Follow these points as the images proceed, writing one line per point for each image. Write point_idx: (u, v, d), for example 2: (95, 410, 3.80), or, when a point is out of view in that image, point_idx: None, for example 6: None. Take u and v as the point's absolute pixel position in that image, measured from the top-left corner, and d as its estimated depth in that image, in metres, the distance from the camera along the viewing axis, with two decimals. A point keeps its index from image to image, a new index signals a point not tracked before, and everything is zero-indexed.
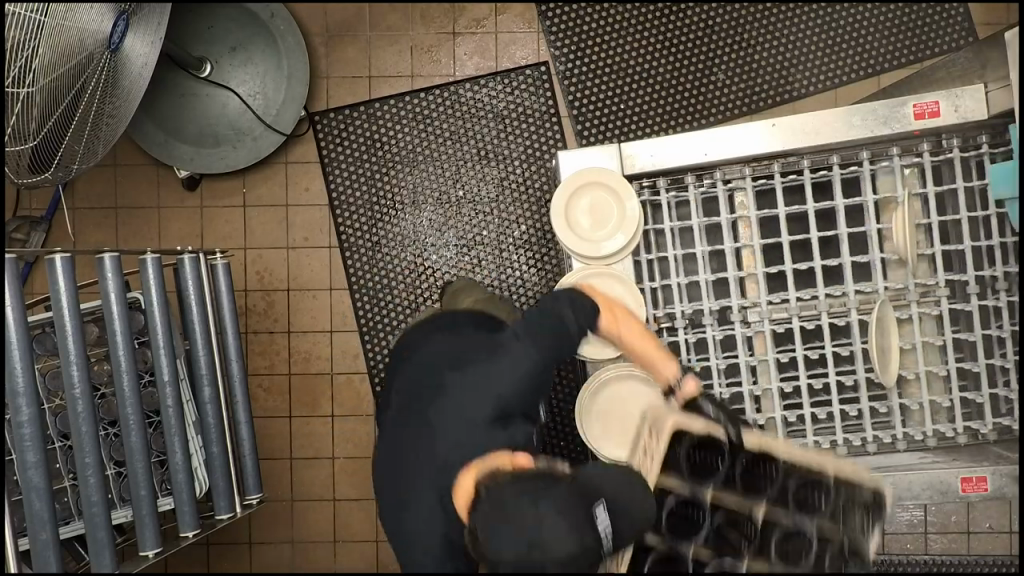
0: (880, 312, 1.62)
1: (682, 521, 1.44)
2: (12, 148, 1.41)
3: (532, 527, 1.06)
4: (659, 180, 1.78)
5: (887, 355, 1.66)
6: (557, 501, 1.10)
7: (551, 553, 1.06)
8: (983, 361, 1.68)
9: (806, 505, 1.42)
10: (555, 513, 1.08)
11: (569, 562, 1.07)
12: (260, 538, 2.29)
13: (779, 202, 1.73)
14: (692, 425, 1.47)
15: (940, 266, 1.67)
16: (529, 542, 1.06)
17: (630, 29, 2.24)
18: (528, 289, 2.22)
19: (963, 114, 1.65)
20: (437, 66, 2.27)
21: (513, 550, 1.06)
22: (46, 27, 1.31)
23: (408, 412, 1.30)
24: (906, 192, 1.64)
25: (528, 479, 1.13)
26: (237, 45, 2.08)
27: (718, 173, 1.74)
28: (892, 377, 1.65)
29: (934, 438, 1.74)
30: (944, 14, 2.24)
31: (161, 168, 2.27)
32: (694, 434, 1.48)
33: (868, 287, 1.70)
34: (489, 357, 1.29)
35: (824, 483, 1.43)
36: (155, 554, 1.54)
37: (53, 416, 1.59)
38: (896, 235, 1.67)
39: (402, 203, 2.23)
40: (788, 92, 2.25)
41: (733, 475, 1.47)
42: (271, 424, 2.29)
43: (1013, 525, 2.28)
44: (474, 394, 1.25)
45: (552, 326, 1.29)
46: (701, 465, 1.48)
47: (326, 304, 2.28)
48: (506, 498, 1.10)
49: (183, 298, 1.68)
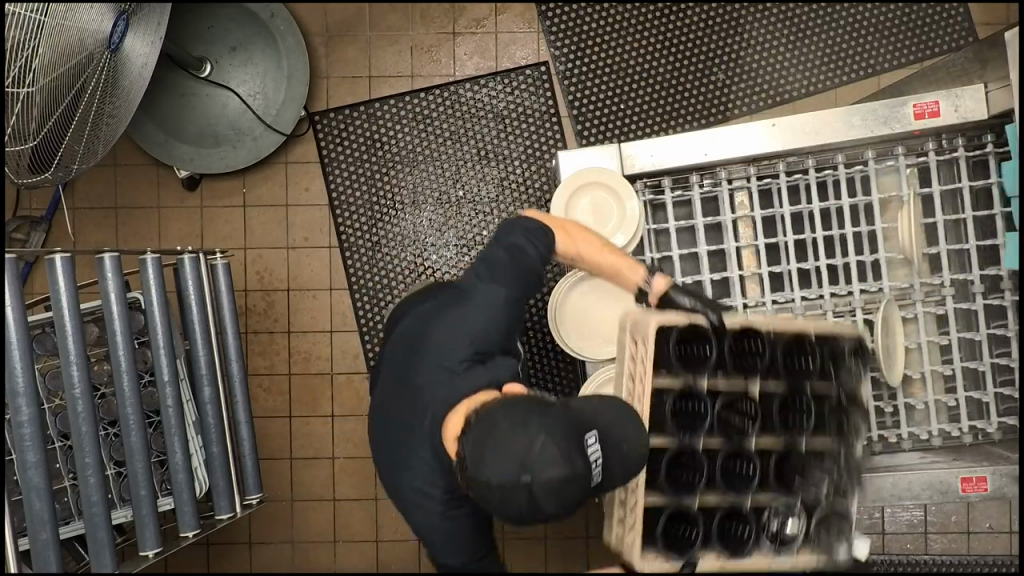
0: (884, 312, 1.63)
1: (687, 419, 1.44)
2: (12, 147, 1.41)
3: (520, 452, 1.11)
4: (665, 180, 1.78)
5: (893, 355, 1.66)
6: (546, 424, 1.13)
7: (540, 476, 1.10)
8: (988, 360, 1.68)
9: (797, 371, 1.48)
10: (543, 437, 1.11)
11: (558, 489, 1.11)
12: (260, 539, 2.29)
13: (784, 202, 1.72)
14: (672, 318, 1.39)
15: (945, 267, 1.68)
16: (517, 467, 1.10)
17: (630, 29, 2.24)
18: None
19: (963, 114, 1.65)
20: (437, 66, 2.27)
21: (502, 476, 1.11)
22: (46, 27, 1.31)
23: (393, 369, 1.35)
24: (911, 191, 1.64)
25: (515, 404, 1.17)
26: (237, 45, 2.08)
27: (722, 173, 1.75)
28: (897, 377, 1.65)
29: (940, 437, 1.73)
30: (944, 14, 2.24)
31: (161, 167, 2.27)
32: (677, 325, 1.40)
33: (874, 284, 1.73)
34: (460, 304, 1.33)
35: (810, 344, 1.48)
36: (155, 553, 1.54)
37: (53, 416, 1.59)
38: (901, 234, 1.67)
39: (402, 203, 2.23)
40: (789, 92, 2.25)
41: (725, 359, 1.43)
42: (271, 424, 2.28)
43: (1013, 524, 2.28)
44: (450, 336, 1.31)
45: (511, 261, 1.37)
46: (690, 358, 1.42)
47: (326, 304, 2.28)
48: (495, 426, 1.14)
49: (182, 299, 1.68)
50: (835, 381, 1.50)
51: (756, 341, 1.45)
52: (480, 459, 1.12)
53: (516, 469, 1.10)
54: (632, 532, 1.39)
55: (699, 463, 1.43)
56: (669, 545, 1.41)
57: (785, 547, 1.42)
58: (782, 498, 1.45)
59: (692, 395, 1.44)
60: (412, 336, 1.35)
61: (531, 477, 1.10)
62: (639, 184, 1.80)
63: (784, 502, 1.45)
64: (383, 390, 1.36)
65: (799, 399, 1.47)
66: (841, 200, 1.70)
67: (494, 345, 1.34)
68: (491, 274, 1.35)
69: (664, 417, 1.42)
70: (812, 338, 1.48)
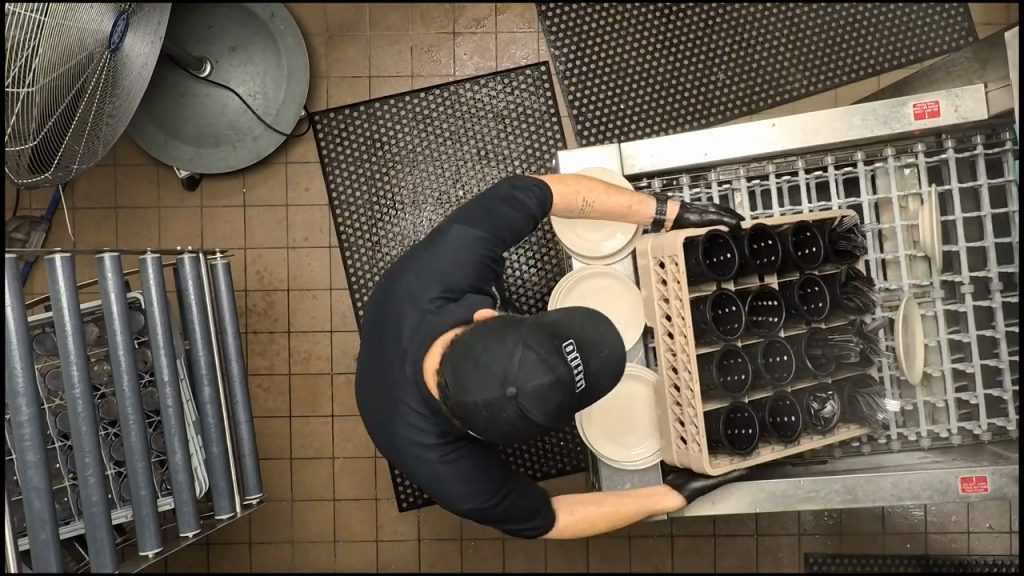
0: (904, 311, 1.58)
1: (724, 321, 1.55)
2: (11, 147, 1.41)
3: (500, 364, 1.13)
4: (685, 176, 1.79)
5: (911, 352, 1.62)
6: (522, 336, 1.15)
7: (526, 388, 1.12)
8: (997, 360, 1.67)
9: (810, 258, 1.58)
10: (520, 347, 1.13)
11: (544, 393, 1.13)
12: (260, 539, 2.29)
13: (776, 202, 1.76)
14: (694, 231, 1.50)
15: (966, 264, 1.67)
16: (499, 381, 1.12)
17: (630, 28, 2.24)
18: (528, 289, 2.20)
19: (963, 114, 1.64)
20: (437, 66, 2.27)
21: (487, 393, 1.12)
22: (46, 27, 1.31)
23: (375, 322, 1.36)
24: (932, 189, 1.62)
25: (481, 327, 1.19)
26: (237, 45, 2.09)
27: (743, 169, 1.76)
28: (917, 373, 1.62)
29: (958, 435, 1.73)
30: (944, 14, 2.25)
31: (161, 167, 2.27)
32: (701, 239, 1.49)
33: (889, 284, 1.71)
34: (430, 247, 1.32)
35: (811, 230, 1.59)
36: (155, 553, 1.53)
37: (53, 416, 1.59)
38: (922, 230, 1.65)
39: (402, 203, 2.22)
40: (789, 92, 2.25)
41: (748, 259, 1.52)
42: (270, 424, 2.28)
43: (1013, 524, 2.28)
44: (422, 278, 1.29)
45: (484, 206, 1.34)
46: (716, 265, 1.54)
47: (326, 304, 2.28)
48: (469, 346, 1.16)
49: (182, 299, 1.67)
50: (841, 261, 1.62)
51: (769, 237, 1.56)
52: (458, 379, 1.14)
53: (500, 382, 1.12)
54: (698, 436, 1.49)
55: (743, 364, 1.53)
56: (734, 445, 1.55)
57: (829, 427, 1.61)
58: (818, 381, 1.63)
59: (724, 299, 1.55)
60: (387, 290, 1.35)
61: (517, 388, 1.12)
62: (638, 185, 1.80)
63: (820, 386, 1.65)
64: (369, 344, 1.38)
65: (812, 284, 1.60)
66: (836, 199, 1.72)
67: (467, 283, 1.31)
68: (464, 218, 1.32)
69: (708, 322, 1.51)
70: (812, 224, 1.59)
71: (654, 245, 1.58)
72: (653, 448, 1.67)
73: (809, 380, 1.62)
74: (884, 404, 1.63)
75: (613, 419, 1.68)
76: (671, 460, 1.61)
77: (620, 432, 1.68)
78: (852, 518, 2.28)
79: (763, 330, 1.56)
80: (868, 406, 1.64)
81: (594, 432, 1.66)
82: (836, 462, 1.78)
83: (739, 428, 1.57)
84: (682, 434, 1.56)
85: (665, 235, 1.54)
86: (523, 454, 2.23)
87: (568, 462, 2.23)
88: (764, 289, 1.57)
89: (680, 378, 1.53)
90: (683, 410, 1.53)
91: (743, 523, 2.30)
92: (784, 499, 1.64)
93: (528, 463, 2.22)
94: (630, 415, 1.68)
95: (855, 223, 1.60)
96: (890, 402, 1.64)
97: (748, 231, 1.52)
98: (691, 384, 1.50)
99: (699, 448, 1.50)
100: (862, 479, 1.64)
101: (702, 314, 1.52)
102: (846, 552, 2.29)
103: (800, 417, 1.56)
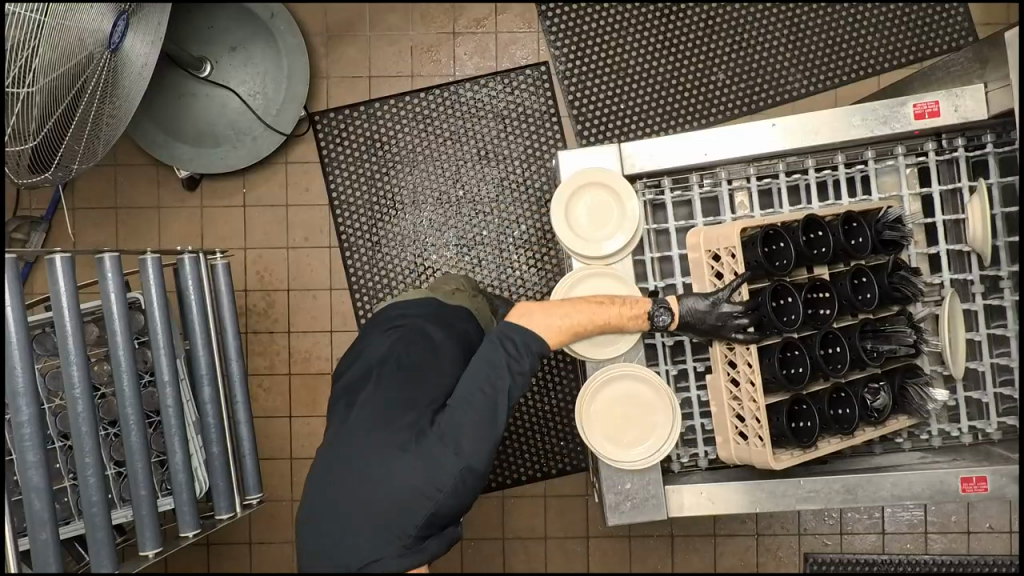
0: (949, 308, 1.60)
1: (783, 312, 1.57)
2: (11, 147, 1.42)
3: None
4: (721, 171, 1.76)
5: (955, 348, 1.61)
6: None
7: None
8: (1016, 356, 1.68)
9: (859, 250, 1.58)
10: None
11: None
12: (260, 539, 2.29)
13: (814, 197, 1.73)
14: (749, 222, 1.54)
15: (1004, 258, 1.67)
16: None
17: (630, 29, 2.24)
18: (527, 289, 2.22)
19: (963, 114, 1.64)
20: (437, 66, 2.27)
21: None
22: (46, 27, 1.31)
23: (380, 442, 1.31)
24: (980, 181, 1.61)
25: None
26: (237, 45, 2.09)
27: (782, 165, 1.75)
28: (961, 368, 1.61)
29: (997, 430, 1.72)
30: (944, 14, 2.25)
31: (161, 168, 2.27)
32: (762, 227, 1.54)
33: (931, 280, 1.67)
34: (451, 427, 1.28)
35: (858, 219, 1.60)
36: (154, 554, 1.54)
37: (52, 416, 1.58)
38: (970, 222, 1.63)
39: (402, 203, 2.23)
40: (789, 92, 2.25)
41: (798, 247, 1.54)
42: (270, 424, 2.28)
43: (1013, 525, 2.28)
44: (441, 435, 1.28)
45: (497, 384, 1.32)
46: (773, 254, 1.57)
47: (326, 304, 2.28)
48: None
49: (182, 298, 1.67)
50: (887, 251, 1.63)
51: (822, 228, 1.58)
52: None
53: None
54: (759, 431, 1.53)
55: (802, 356, 1.57)
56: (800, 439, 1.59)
57: (880, 418, 1.64)
58: (868, 372, 1.66)
59: (781, 290, 1.58)
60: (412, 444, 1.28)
61: None
62: (666, 181, 1.78)
63: (871, 376, 1.66)
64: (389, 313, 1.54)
65: (861, 275, 1.61)
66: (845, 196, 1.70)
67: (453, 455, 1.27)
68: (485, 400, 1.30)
69: (767, 312, 1.51)
70: (858, 214, 1.61)
71: (706, 237, 1.62)
72: (653, 447, 1.65)
73: (860, 371, 1.65)
74: (933, 392, 1.62)
75: (611, 416, 1.67)
76: (729, 456, 1.66)
77: (619, 429, 1.67)
78: (853, 518, 2.28)
79: (818, 322, 1.58)
80: (917, 396, 1.65)
81: (593, 429, 1.65)
82: (835, 462, 1.78)
83: (801, 421, 1.62)
84: (740, 430, 1.61)
85: (720, 227, 1.57)
86: (524, 456, 2.24)
87: (568, 463, 2.23)
88: (815, 281, 1.59)
89: (739, 372, 1.59)
90: (743, 405, 1.58)
91: (743, 524, 2.30)
92: (783, 499, 1.64)
93: (528, 464, 2.24)
94: (629, 411, 1.66)
95: (900, 214, 1.62)
96: (939, 391, 1.62)
97: (800, 223, 1.54)
98: (752, 377, 1.55)
99: (760, 443, 1.54)
100: (862, 479, 1.64)
101: (762, 304, 1.52)
102: (847, 552, 2.29)
103: (856, 409, 1.59)
